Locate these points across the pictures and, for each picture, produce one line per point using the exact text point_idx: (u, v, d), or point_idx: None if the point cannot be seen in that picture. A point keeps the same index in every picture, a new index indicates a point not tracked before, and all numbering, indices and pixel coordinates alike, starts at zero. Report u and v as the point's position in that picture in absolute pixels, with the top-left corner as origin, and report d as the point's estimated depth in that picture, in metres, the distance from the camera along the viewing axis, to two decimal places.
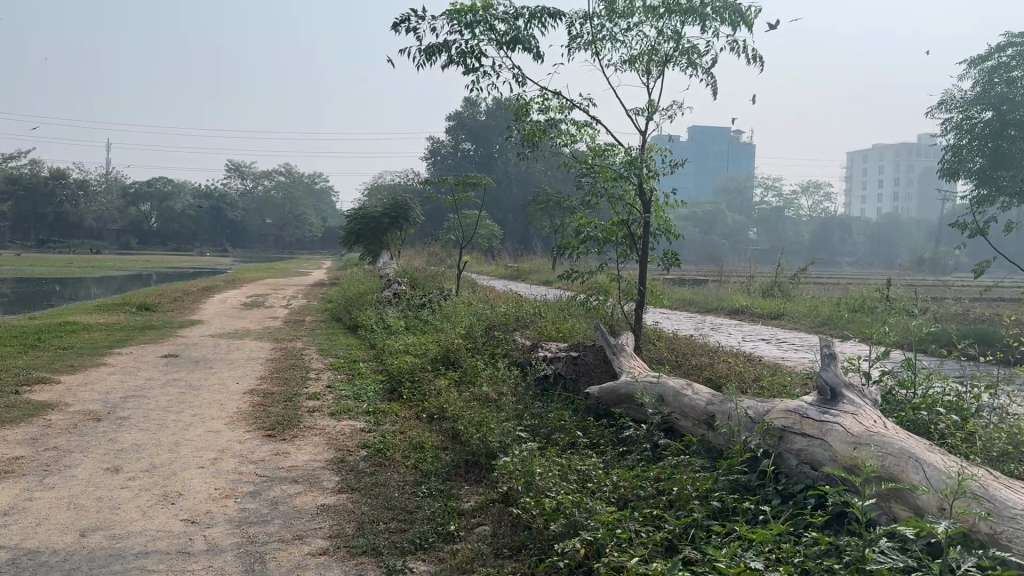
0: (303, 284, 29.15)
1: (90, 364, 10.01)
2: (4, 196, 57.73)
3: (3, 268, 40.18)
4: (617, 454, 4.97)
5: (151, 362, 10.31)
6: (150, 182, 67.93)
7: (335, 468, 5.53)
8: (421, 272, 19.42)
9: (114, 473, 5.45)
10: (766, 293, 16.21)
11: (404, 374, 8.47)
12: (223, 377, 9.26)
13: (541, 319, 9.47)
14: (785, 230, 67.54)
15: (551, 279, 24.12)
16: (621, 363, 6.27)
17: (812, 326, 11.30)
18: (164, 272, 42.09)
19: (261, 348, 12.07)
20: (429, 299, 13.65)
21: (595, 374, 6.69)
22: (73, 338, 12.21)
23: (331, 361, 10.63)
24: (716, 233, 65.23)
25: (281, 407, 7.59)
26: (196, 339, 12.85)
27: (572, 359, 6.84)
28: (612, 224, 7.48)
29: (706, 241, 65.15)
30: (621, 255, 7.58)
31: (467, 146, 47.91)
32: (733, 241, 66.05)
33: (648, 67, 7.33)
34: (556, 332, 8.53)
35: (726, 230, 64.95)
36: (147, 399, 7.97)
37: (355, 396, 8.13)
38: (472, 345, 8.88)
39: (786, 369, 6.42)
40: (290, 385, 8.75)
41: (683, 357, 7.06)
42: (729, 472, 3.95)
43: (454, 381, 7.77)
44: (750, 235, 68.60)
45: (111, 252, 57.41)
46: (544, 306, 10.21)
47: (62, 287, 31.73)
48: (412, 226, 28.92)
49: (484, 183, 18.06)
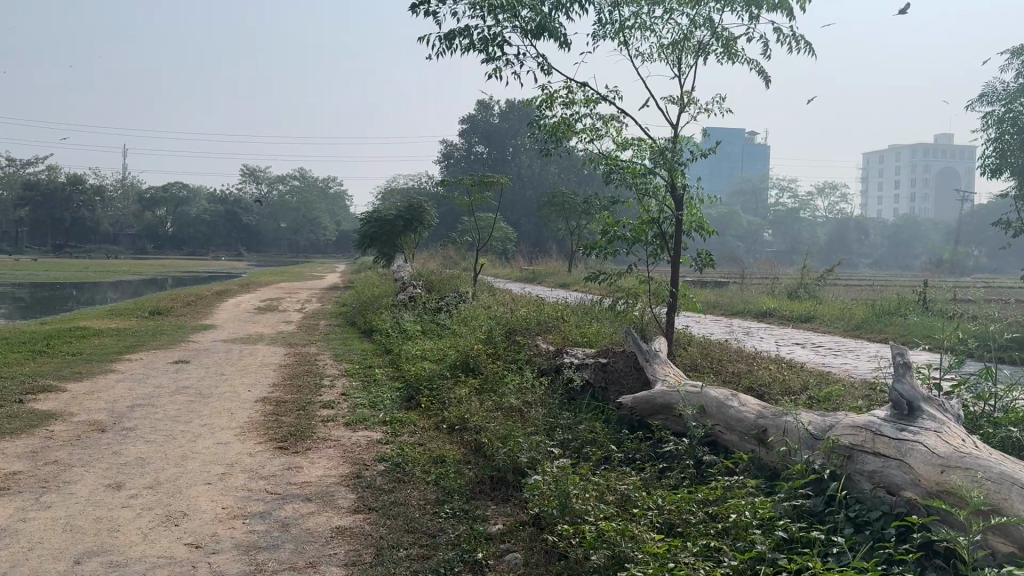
0: (317, 287, 28.89)
1: (98, 371, 9.69)
2: (22, 202, 58.35)
3: (19, 273, 40.29)
4: (657, 471, 4.58)
5: (161, 368, 10.00)
6: (165, 187, 68.23)
7: (351, 484, 5.15)
8: (437, 276, 19.04)
9: (116, 490, 5.10)
10: (792, 295, 15.74)
11: (422, 382, 8.09)
12: (234, 385, 8.94)
13: (565, 323, 9.07)
14: (802, 232, 66.71)
15: (568, 283, 23.70)
16: (657, 370, 5.88)
17: (846, 329, 10.82)
18: (179, 276, 42.07)
19: (274, 353, 11.76)
20: (446, 302, 13.29)
21: (626, 381, 6.30)
22: (82, 344, 11.93)
23: (346, 367, 10.27)
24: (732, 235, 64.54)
25: (294, 417, 7.23)
26: (207, 345, 12.53)
27: (601, 365, 6.46)
28: (641, 223, 7.05)
29: (722, 243, 64.42)
30: (651, 255, 7.14)
31: (481, 148, 47.63)
32: (748, 242, 65.30)
33: (681, 58, 6.93)
34: (581, 337, 8.11)
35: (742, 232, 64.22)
36: (154, 408, 7.64)
37: (371, 404, 7.76)
38: (492, 350, 8.50)
39: (833, 377, 6.00)
40: (303, 393, 8.39)
41: (719, 364, 6.64)
42: (792, 496, 3.54)
43: (476, 389, 7.39)
44: (767, 237, 67.80)
45: (126, 257, 57.63)
46: (566, 309, 9.82)
47: (77, 292, 31.68)
48: (426, 228, 28.59)
49: (501, 184, 17.67)
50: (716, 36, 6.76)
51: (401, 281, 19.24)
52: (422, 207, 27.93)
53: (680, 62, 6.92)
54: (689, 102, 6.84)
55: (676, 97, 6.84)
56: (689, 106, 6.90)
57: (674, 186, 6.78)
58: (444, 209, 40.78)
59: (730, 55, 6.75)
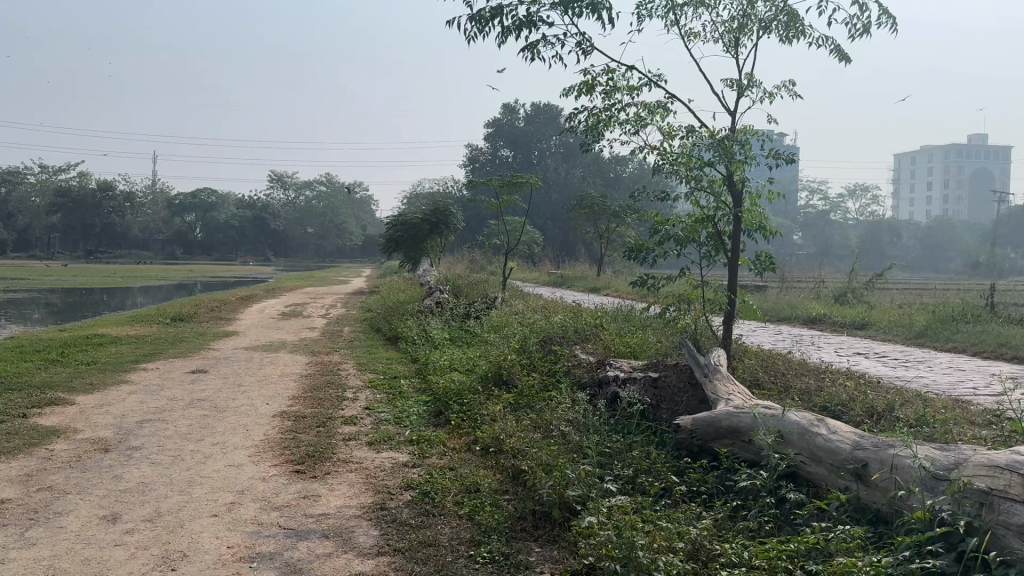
0: (342, 293, 28.46)
1: (111, 382, 9.22)
2: (53, 209, 59.21)
3: (49, 278, 40.58)
4: (732, 511, 3.91)
5: (177, 379, 9.50)
6: (194, 193, 68.88)
7: (374, 518, 4.53)
8: (464, 280, 18.48)
9: (111, 523, 4.53)
10: (838, 300, 14.91)
11: (451, 396, 7.45)
12: (252, 397, 8.38)
13: (607, 331, 8.40)
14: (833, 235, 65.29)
15: (598, 288, 23.05)
16: (718, 388, 5.21)
17: (907, 337, 10.04)
18: (206, 281, 42.12)
19: (296, 362, 11.22)
20: (475, 308, 12.67)
21: (679, 397, 5.63)
22: (99, 352, 11.49)
23: (370, 377, 9.72)
24: None
25: (313, 435, 6.63)
26: (228, 353, 12.04)
27: (651, 381, 5.79)
28: (693, 220, 6.38)
29: None
30: (705, 257, 6.45)
31: (507, 152, 47.08)
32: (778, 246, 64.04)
33: (739, 38, 6.35)
34: (624, 347, 7.44)
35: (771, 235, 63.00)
36: (165, 424, 7.10)
37: (397, 420, 7.16)
38: (527, 361, 7.84)
39: (920, 397, 5.33)
40: (324, 407, 7.80)
41: (784, 379, 5.95)
42: (917, 553, 2.89)
43: (511, 405, 6.74)
44: (797, 240, 66.46)
45: (155, 263, 58.00)
46: (605, 316, 9.15)
47: (107, 297, 31.66)
48: (452, 232, 28.06)
49: (531, 185, 17.02)
50: (779, 10, 6.18)
51: (428, 285, 18.70)
52: (449, 211, 27.40)
53: (740, 42, 6.34)
54: (752, 84, 6.21)
55: (736, 80, 6.21)
56: (748, 91, 6.29)
57: (732, 179, 6.11)
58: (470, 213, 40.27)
59: (799, 32, 6.18)
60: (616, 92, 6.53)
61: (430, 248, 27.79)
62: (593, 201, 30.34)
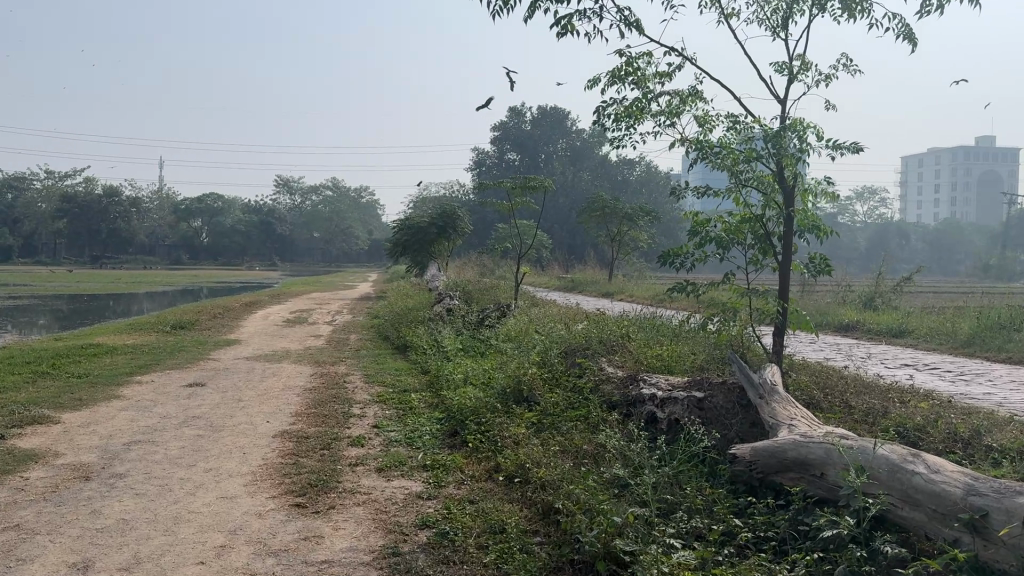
0: (348, 298, 27.82)
1: (102, 397, 8.62)
2: (60, 214, 58.86)
3: (54, 284, 40.17)
4: (816, 566, 3.29)
5: (172, 394, 8.88)
6: (201, 199, 68.62)
7: (386, 567, 3.91)
8: (475, 285, 17.89)
9: (80, 573, 3.90)
10: (866, 307, 14.21)
11: (469, 414, 6.81)
12: (251, 414, 7.75)
13: (636, 342, 7.75)
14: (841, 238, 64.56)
15: (613, 292, 22.47)
16: (777, 411, 4.58)
17: (954, 345, 9.37)
18: (212, 286, 41.66)
19: (300, 373, 10.60)
20: (488, 317, 12.02)
21: (728, 419, 5.02)
22: (92, 364, 10.88)
23: (378, 390, 9.11)
24: None
25: (315, 460, 6.00)
26: (229, 364, 11.45)
27: (695, 401, 5.17)
28: (738, 220, 5.73)
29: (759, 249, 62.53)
30: (752, 261, 5.81)
31: (514, 156, 46.46)
32: None
33: (787, 18, 5.81)
34: (657, 359, 6.79)
35: None
36: (154, 447, 6.47)
37: (408, 441, 6.54)
38: (551, 376, 7.21)
39: (1009, 425, 4.69)
40: (328, 425, 7.17)
41: (846, 403, 5.31)
42: None
43: (536, 427, 6.10)
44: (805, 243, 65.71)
45: (162, 267, 57.58)
46: (631, 325, 8.50)
47: (115, 303, 31.24)
48: (461, 236, 27.46)
49: (545, 187, 16.37)
50: None
51: (437, 290, 18.12)
52: (457, 215, 26.78)
53: (791, 20, 5.76)
54: (806, 66, 5.59)
55: (787, 62, 5.58)
56: (800, 74, 5.69)
57: (785, 173, 5.48)
58: (478, 217, 39.66)
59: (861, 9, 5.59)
60: (649, 80, 5.86)
61: (438, 252, 27.17)
62: (605, 204, 29.59)
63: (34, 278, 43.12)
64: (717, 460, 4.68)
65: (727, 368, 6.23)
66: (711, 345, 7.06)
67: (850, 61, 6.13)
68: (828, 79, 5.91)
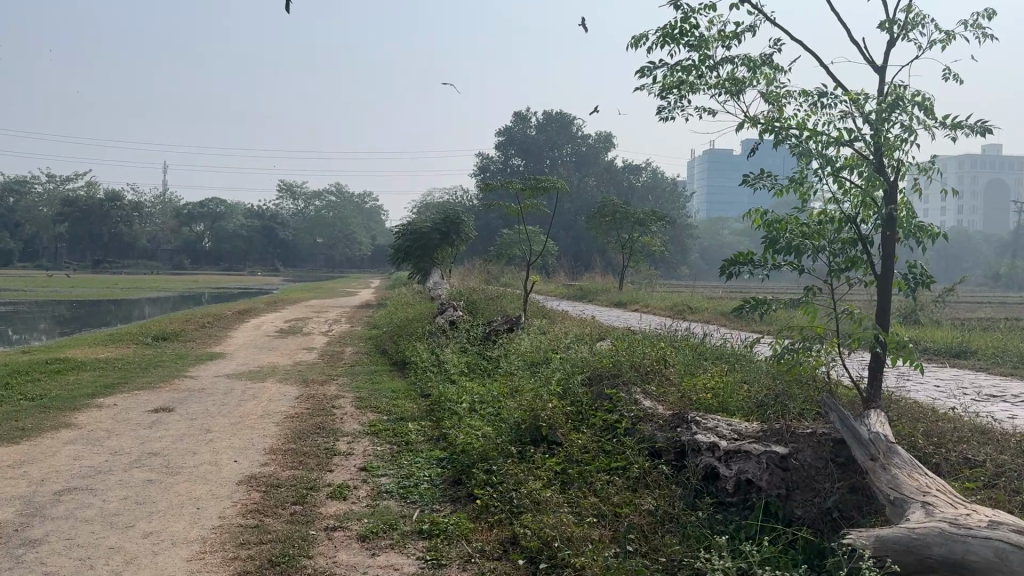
0: (348, 306, 26.56)
1: (50, 423, 7.36)
2: (60, 218, 57.51)
3: (49, 288, 38.74)
4: None
5: (131, 422, 7.58)
6: (203, 203, 67.29)
7: None
8: (480, 295, 16.61)
9: None
10: (912, 322, 12.89)
11: (476, 458, 5.61)
12: (219, 452, 6.51)
13: (675, 369, 6.52)
14: None
15: (626, 303, 21.22)
16: (901, 482, 3.44)
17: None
18: (213, 292, 40.24)
19: (285, 395, 9.34)
20: (496, 332, 10.75)
21: (822, 483, 3.94)
22: (51, 382, 9.56)
23: (371, 418, 7.90)
24: None
25: (282, 522, 4.79)
26: (207, 384, 10.16)
27: (776, 459, 4.08)
28: (817, 220, 4.55)
29: None
30: (836, 273, 4.63)
31: (519, 162, 45.21)
32: None
33: None
34: (708, 394, 5.59)
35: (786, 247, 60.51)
36: (89, 497, 5.19)
37: (404, 493, 5.39)
38: (577, 412, 6.01)
39: None
40: (307, 470, 5.99)
41: (971, 462, 4.13)
42: None
43: (560, 479, 4.95)
44: None
45: (163, 273, 56.21)
46: (667, 347, 7.29)
47: (114, 308, 29.93)
48: (464, 242, 26.26)
49: (559, 188, 15.00)
50: None
51: (439, 300, 16.86)
52: (461, 220, 25.58)
53: None
54: (917, 20, 4.48)
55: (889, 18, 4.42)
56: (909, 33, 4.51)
57: (881, 159, 4.39)
58: (484, 222, 38.52)
59: None
60: (709, 42, 4.74)
61: (441, 258, 25.98)
62: (616, 209, 28.46)
63: (27, 282, 41.80)
64: (827, 550, 3.57)
65: (788, 407, 5.15)
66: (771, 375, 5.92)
67: (983, 20, 4.94)
68: (946, 40, 4.73)
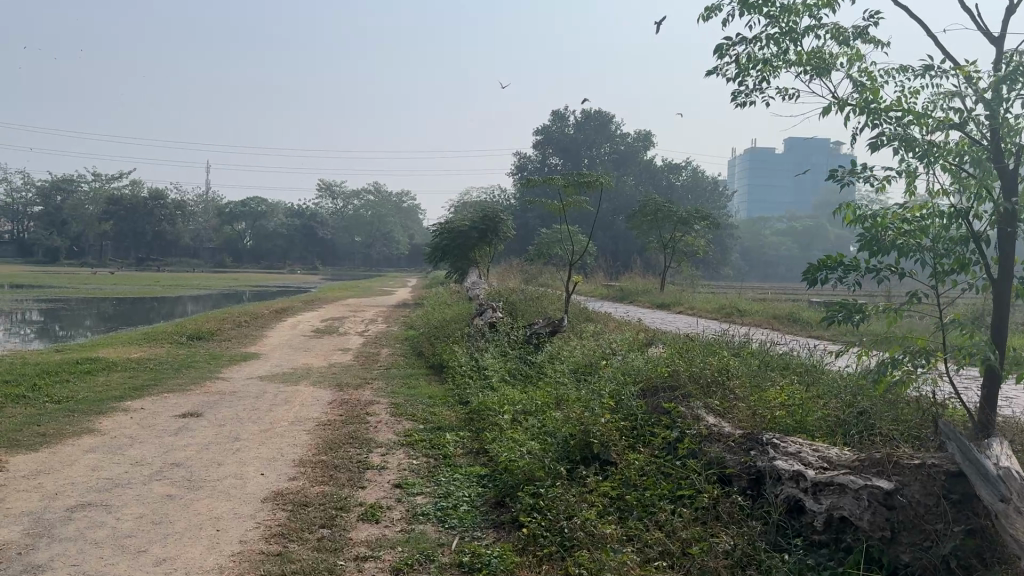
0: (386, 305, 26.32)
1: (73, 428, 7.05)
2: (106, 217, 58.74)
3: (97, 286, 39.47)
4: None
5: (157, 428, 7.22)
6: (244, 202, 68.04)
7: None
8: (519, 296, 16.08)
9: None
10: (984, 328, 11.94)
11: (521, 478, 5.08)
12: (245, 464, 6.09)
13: (739, 381, 5.91)
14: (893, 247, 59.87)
15: (669, 304, 20.46)
16: None
17: None
18: (254, 290, 40.49)
19: (318, 400, 8.94)
20: (537, 336, 10.22)
21: (933, 524, 3.44)
22: (81, 383, 9.32)
23: (406, 427, 7.43)
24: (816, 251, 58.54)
25: (308, 549, 4.32)
26: (239, 386, 9.82)
27: (878, 496, 3.57)
28: (918, 216, 3.99)
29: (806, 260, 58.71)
30: (937, 279, 4.03)
31: (557, 161, 44.84)
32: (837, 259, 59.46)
33: None
34: (782, 415, 5.00)
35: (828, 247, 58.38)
36: (101, 515, 4.79)
37: (443, 514, 4.92)
38: (632, 431, 5.43)
39: None
40: (338, 486, 5.52)
41: None
42: None
43: (616, 509, 4.42)
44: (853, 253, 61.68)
45: (205, 271, 56.94)
46: (727, 356, 6.67)
47: (158, 305, 30.27)
48: (502, 240, 25.76)
49: (603, 184, 14.36)
50: None
51: (478, 301, 16.37)
52: (499, 218, 25.07)
53: None
54: None
55: None
56: None
57: (1000, 145, 3.78)
58: (521, 221, 38.01)
59: None
60: (794, 13, 4.20)
61: (479, 257, 25.54)
62: (658, 207, 27.72)
63: (74, 279, 42.66)
64: None
65: (872, 439, 4.59)
66: (852, 398, 5.34)
67: None
68: None
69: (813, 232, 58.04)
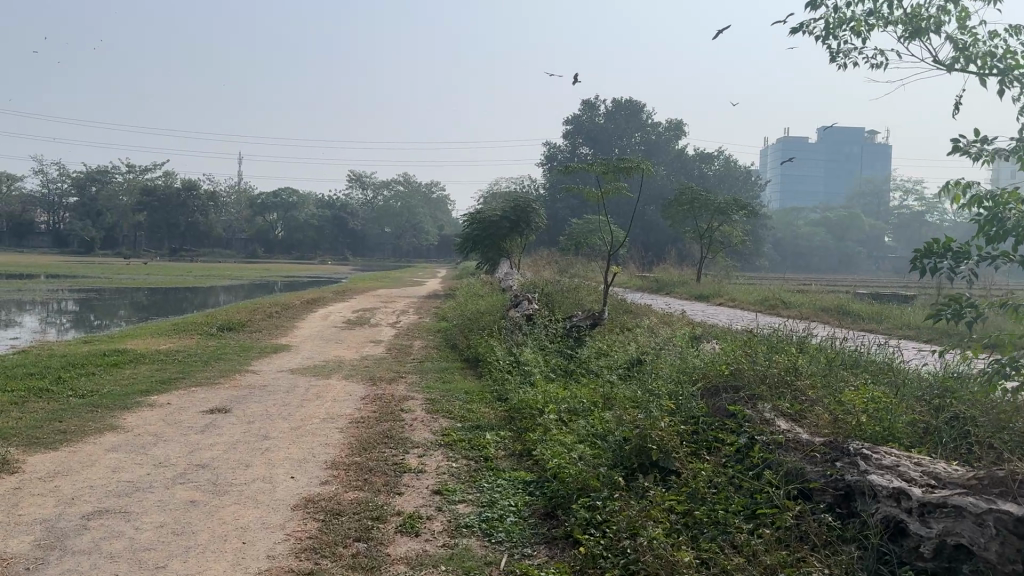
0: (417, 296, 25.94)
1: (96, 425, 6.73)
2: (140, 208, 59.12)
3: (132, 276, 39.64)
4: None
5: (182, 425, 6.88)
6: (275, 193, 68.11)
7: None
8: (553, 287, 15.56)
9: None
10: None
11: (574, 488, 4.63)
12: (274, 466, 5.70)
13: (811, 381, 5.38)
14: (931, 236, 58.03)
15: (708, 296, 19.78)
16: None
17: None
18: (286, 280, 40.34)
19: (349, 395, 8.57)
20: (577, 329, 9.76)
21: None
22: (107, 377, 9.03)
23: (443, 426, 7.01)
24: (852, 241, 56.97)
25: (341, 567, 3.91)
26: (268, 380, 9.47)
27: (1007, 522, 3.04)
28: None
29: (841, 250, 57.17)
30: None
31: (587, 151, 44.04)
32: (872, 249, 57.84)
33: None
34: (868, 423, 4.46)
35: (864, 237, 56.78)
36: (120, 524, 4.44)
37: (489, 526, 4.48)
38: (693, 437, 4.93)
39: None
40: (373, 492, 5.11)
41: None
42: None
43: (687, 527, 3.94)
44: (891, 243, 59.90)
45: (236, 261, 57.10)
46: (791, 353, 6.14)
47: (190, 295, 30.21)
48: (534, 230, 25.23)
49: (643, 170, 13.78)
50: None
51: (511, 292, 15.91)
52: (530, 209, 24.57)
53: None
54: None
55: None
56: None
57: None
58: (552, 211, 37.45)
59: None
60: None
61: (510, 248, 25.04)
62: (694, 196, 26.99)
63: (109, 270, 42.95)
64: None
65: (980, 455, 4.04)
66: (940, 407, 4.78)
67: None
68: None
69: (848, 222, 56.47)
